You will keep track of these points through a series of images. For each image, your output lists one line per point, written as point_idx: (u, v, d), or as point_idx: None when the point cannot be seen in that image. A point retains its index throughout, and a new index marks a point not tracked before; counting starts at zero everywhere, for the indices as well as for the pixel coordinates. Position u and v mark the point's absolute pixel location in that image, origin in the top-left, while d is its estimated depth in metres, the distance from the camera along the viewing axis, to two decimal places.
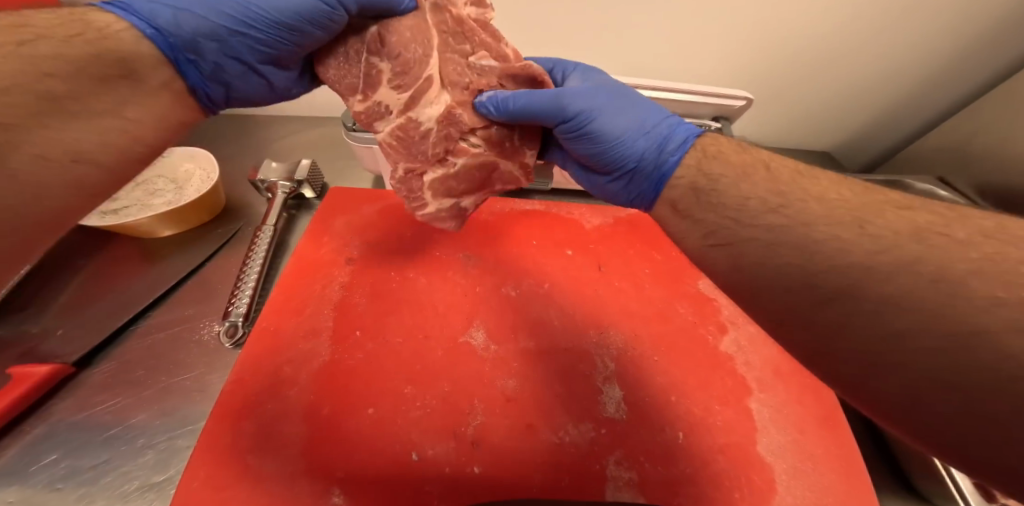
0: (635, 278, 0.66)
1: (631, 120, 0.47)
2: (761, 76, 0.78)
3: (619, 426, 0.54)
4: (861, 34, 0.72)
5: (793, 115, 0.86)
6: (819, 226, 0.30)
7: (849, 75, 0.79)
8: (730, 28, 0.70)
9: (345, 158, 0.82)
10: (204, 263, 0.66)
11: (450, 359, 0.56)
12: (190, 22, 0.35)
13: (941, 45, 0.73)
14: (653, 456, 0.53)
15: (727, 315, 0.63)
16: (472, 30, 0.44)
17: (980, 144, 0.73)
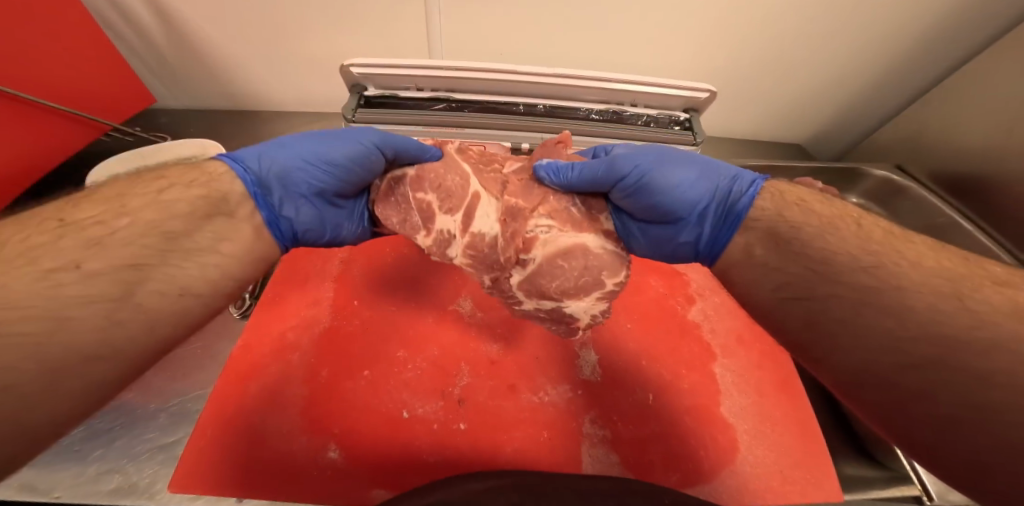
0: None
1: (685, 173, 0.50)
2: (734, 72, 0.83)
3: (593, 387, 0.59)
4: (825, 39, 0.76)
5: (767, 108, 0.91)
6: (880, 271, 0.34)
7: (817, 75, 0.83)
8: (702, 26, 0.75)
9: None
10: None
11: (439, 325, 0.61)
12: (268, 164, 0.44)
13: (905, 50, 0.77)
14: (625, 413, 0.57)
15: (696, 288, 0.68)
16: (493, 158, 0.58)
17: (930, 136, 0.79)
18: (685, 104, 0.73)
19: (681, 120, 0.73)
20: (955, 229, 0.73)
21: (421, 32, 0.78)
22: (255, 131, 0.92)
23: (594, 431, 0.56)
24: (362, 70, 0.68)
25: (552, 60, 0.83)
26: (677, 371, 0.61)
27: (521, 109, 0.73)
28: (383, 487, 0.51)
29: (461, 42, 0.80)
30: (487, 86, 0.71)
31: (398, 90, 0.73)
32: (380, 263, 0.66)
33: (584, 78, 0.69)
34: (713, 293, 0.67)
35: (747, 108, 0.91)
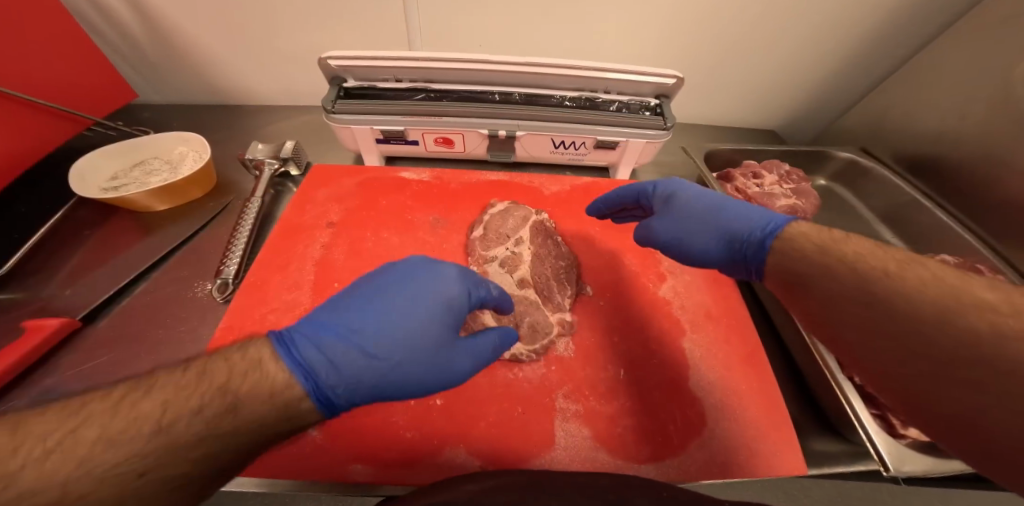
0: (586, 237, 0.73)
1: (708, 234, 0.55)
2: (709, 59, 0.85)
3: (566, 362, 0.61)
4: (795, 28, 0.78)
5: (743, 96, 0.93)
6: (907, 289, 0.35)
7: (792, 63, 0.85)
8: (675, 14, 0.77)
9: (326, 138, 0.89)
10: (196, 233, 0.72)
11: None
12: (344, 395, 0.43)
13: (873, 40, 0.79)
14: (597, 388, 0.59)
15: (666, 266, 0.70)
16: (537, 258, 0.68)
17: (892, 119, 0.82)
18: (656, 90, 0.75)
19: (652, 106, 0.75)
20: (918, 207, 0.76)
21: (400, 21, 0.80)
22: (238, 123, 0.93)
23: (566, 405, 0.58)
24: (339, 62, 0.69)
25: (530, 49, 0.85)
26: (649, 346, 0.63)
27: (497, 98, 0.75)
28: (361, 462, 0.52)
29: (440, 32, 0.82)
30: (464, 74, 0.72)
31: (377, 82, 0.74)
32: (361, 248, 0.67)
33: (558, 65, 0.71)
34: (684, 272, 0.70)
35: (723, 95, 0.93)
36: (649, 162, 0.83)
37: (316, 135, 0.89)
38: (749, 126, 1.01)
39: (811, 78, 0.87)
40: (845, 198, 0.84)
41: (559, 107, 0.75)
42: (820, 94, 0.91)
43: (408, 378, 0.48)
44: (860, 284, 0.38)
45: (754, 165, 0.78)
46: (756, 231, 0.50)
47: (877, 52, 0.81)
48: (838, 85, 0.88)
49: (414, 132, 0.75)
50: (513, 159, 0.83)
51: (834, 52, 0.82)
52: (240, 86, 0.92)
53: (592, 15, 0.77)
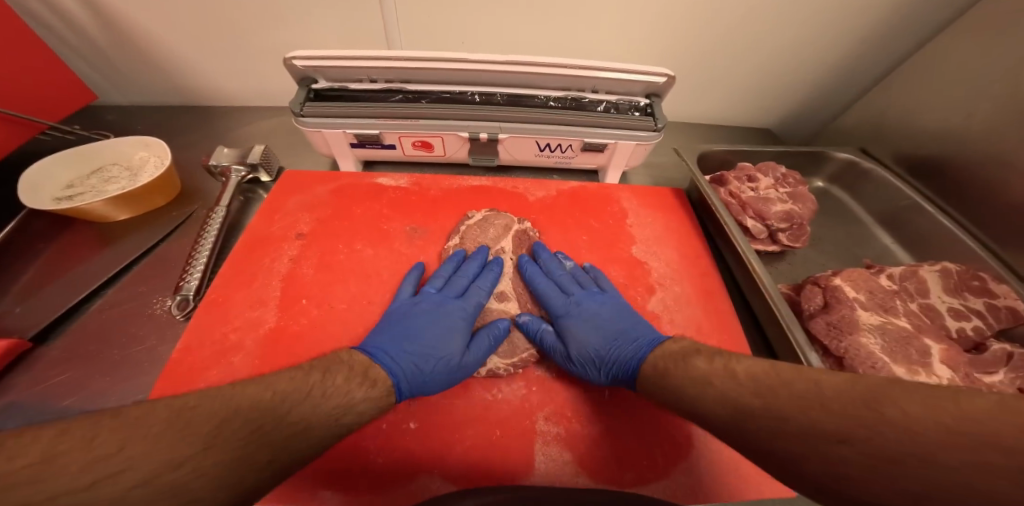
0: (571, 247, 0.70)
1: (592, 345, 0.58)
2: (702, 55, 0.81)
3: (547, 382, 0.58)
4: (791, 20, 0.74)
5: (737, 94, 0.89)
6: (826, 393, 0.33)
7: (788, 58, 0.81)
8: (666, 9, 0.73)
9: (302, 142, 0.85)
10: (159, 244, 0.69)
11: None
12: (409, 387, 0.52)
13: (873, 34, 0.75)
14: (581, 408, 0.57)
15: (656, 277, 0.66)
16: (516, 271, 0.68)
17: (892, 117, 0.78)
18: (646, 89, 0.71)
19: (641, 105, 0.71)
20: (918, 211, 0.72)
21: (375, 19, 0.75)
22: (209, 125, 0.88)
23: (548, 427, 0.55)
24: (305, 62, 0.65)
25: (514, 47, 0.81)
26: (632, 367, 0.62)
27: (478, 99, 0.71)
28: (331, 488, 0.49)
29: (418, 30, 0.77)
30: (442, 74, 0.68)
31: (349, 82, 0.70)
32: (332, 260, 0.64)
33: (541, 63, 0.67)
34: (673, 283, 0.65)
35: (716, 93, 0.89)
36: (639, 164, 0.79)
37: (291, 140, 0.85)
38: (743, 125, 0.97)
39: (807, 74, 0.84)
40: (843, 201, 0.80)
41: (542, 109, 0.71)
42: (817, 91, 0.87)
43: (445, 370, 0.55)
44: (771, 404, 0.36)
45: (748, 168, 0.74)
46: (622, 371, 0.54)
47: (878, 47, 0.77)
48: (837, 82, 0.84)
49: (390, 135, 0.71)
50: (496, 163, 0.79)
51: (833, 47, 0.78)
52: (210, 86, 0.87)
53: (578, 9, 0.73)
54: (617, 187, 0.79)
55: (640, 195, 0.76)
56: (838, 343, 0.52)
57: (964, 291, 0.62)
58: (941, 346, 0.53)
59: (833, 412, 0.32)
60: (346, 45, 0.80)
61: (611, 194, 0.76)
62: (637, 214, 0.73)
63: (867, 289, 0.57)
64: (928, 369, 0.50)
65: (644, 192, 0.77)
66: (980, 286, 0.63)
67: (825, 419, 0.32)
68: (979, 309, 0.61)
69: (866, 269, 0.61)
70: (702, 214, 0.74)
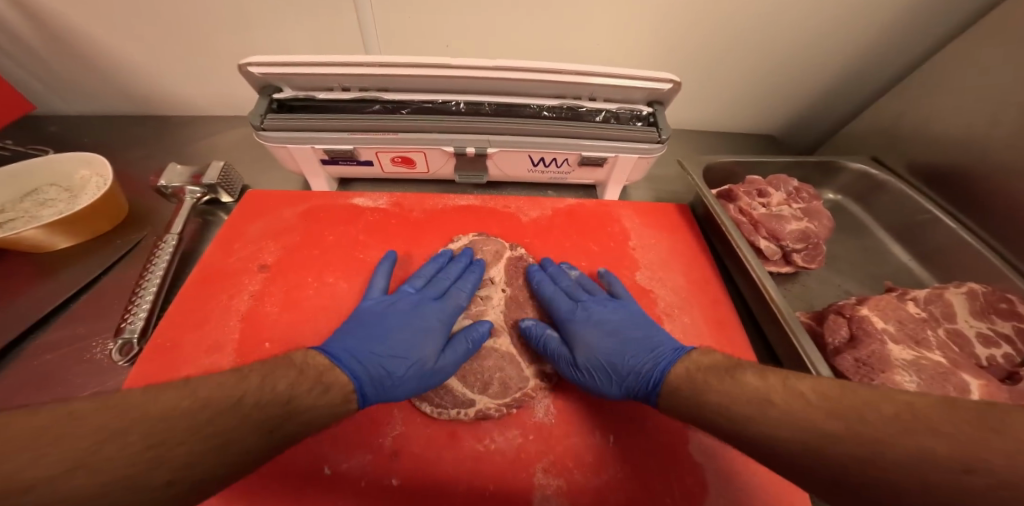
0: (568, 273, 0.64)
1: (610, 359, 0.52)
2: (705, 57, 0.75)
3: (547, 428, 0.51)
4: (801, 20, 0.69)
5: (740, 99, 0.84)
6: (855, 404, 0.31)
7: (796, 61, 0.76)
8: (668, 9, 0.67)
9: (270, 158, 0.77)
10: (101, 277, 0.60)
11: None
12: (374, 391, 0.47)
13: (886, 36, 0.70)
14: (586, 457, 0.50)
15: (663, 307, 0.60)
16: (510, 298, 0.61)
17: (906, 124, 0.74)
18: (648, 97, 0.65)
19: (644, 114, 0.65)
20: (936, 225, 0.68)
21: (349, 22, 0.67)
22: (165, 137, 0.80)
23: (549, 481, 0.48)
24: (263, 69, 0.57)
25: (503, 52, 0.74)
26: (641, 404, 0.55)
27: (463, 110, 0.65)
28: None
29: (397, 35, 0.70)
30: (423, 82, 0.61)
31: (317, 91, 0.62)
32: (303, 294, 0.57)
33: (533, 69, 0.60)
34: (682, 312, 0.59)
35: (718, 98, 0.84)
36: (640, 178, 0.73)
37: (258, 156, 0.77)
38: (745, 133, 0.92)
39: (815, 78, 0.79)
40: (855, 215, 0.76)
41: (535, 119, 0.64)
42: (825, 95, 0.82)
43: (416, 374, 0.50)
44: (796, 409, 0.34)
45: (758, 181, 0.68)
46: (640, 385, 0.49)
47: (891, 49, 0.72)
48: (845, 87, 0.80)
49: (365, 151, 0.64)
50: (485, 179, 0.72)
51: (842, 48, 0.73)
52: (167, 95, 0.79)
53: (573, 10, 0.67)
54: (617, 203, 0.73)
55: (642, 212, 0.70)
56: (869, 381, 0.46)
57: (991, 315, 0.57)
58: (981, 383, 0.47)
59: (861, 438, 0.29)
60: (317, 50, 0.72)
61: (611, 211, 0.70)
62: (640, 233, 0.68)
63: (896, 318, 0.52)
64: None
65: (647, 209, 0.71)
66: (1010, 309, 0.58)
67: (860, 441, 0.29)
68: (1009, 334, 0.56)
69: (892, 295, 0.57)
70: (710, 232, 0.68)
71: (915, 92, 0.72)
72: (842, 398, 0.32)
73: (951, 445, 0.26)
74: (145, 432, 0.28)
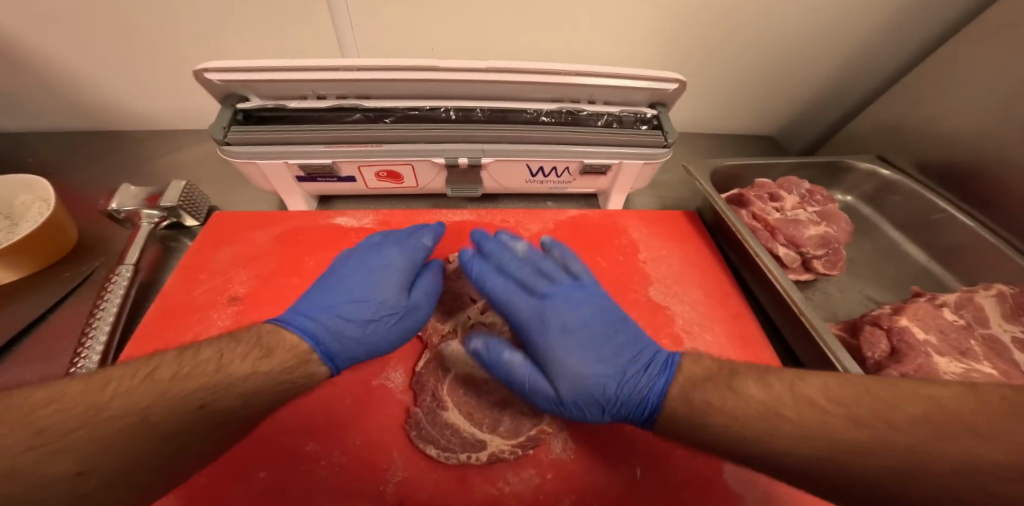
0: None
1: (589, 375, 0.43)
2: (705, 55, 0.72)
3: (566, 466, 0.46)
4: (805, 16, 0.66)
5: (741, 98, 0.81)
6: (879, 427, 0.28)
7: (797, 59, 0.73)
8: (666, 7, 0.64)
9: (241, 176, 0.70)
10: (43, 316, 0.51)
11: (360, 405, 0.47)
12: (343, 350, 0.44)
13: (888, 32, 0.68)
14: (614, 498, 0.44)
15: (682, 324, 0.55)
16: None
17: (910, 121, 0.72)
18: (652, 98, 0.61)
19: (647, 117, 0.61)
20: (951, 225, 0.66)
21: (324, 24, 0.62)
22: (121, 155, 0.72)
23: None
24: (221, 76, 0.51)
25: (492, 55, 0.69)
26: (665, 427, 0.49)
27: (454, 117, 0.59)
28: None
29: (377, 38, 0.64)
30: (408, 87, 0.56)
31: (287, 100, 0.56)
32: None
33: (530, 71, 0.55)
34: (704, 329, 0.55)
35: (719, 98, 0.81)
36: (644, 186, 0.69)
37: (226, 174, 0.70)
38: (744, 134, 0.89)
39: (816, 76, 0.76)
40: (866, 216, 0.74)
41: (533, 125, 0.59)
42: (826, 94, 0.80)
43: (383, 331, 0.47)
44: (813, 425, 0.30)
45: (770, 185, 0.65)
46: (634, 410, 0.41)
47: (893, 45, 0.70)
48: (846, 84, 0.77)
49: (346, 165, 0.58)
50: (480, 192, 0.67)
51: (848, 43, 0.70)
52: (121, 107, 0.71)
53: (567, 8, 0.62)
54: (622, 213, 0.69)
55: (649, 222, 0.66)
56: None
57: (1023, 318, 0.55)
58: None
59: (846, 459, 0.28)
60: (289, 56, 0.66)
61: (617, 222, 0.66)
62: (650, 244, 0.63)
63: (937, 328, 0.49)
64: None
65: (654, 218, 0.67)
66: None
67: (887, 450, 0.27)
68: None
69: (925, 301, 0.53)
70: (723, 241, 0.64)
71: (916, 89, 0.71)
72: (858, 404, 0.30)
73: (1005, 448, 0.24)
74: (116, 429, 0.28)
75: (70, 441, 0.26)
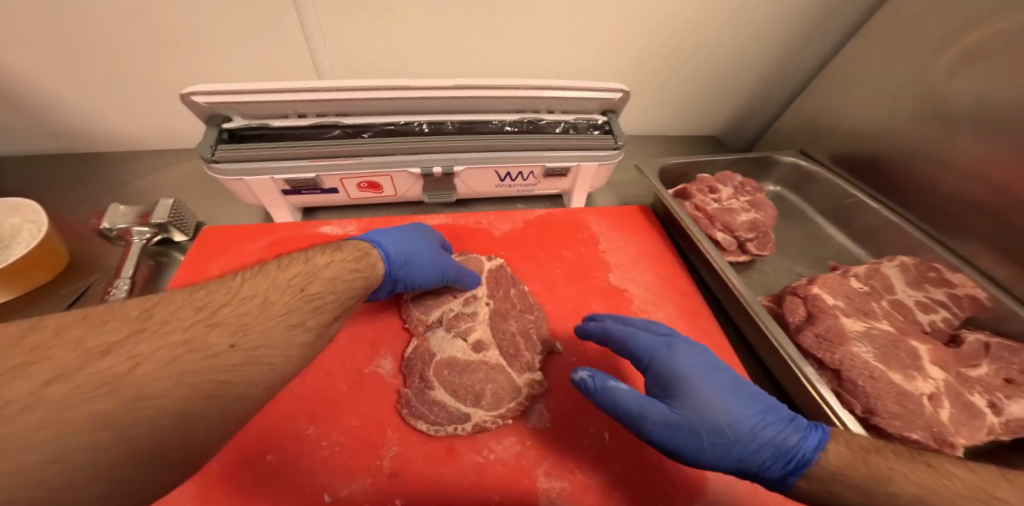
0: (546, 280, 0.65)
1: (729, 420, 0.43)
2: (648, 66, 0.81)
3: (543, 433, 0.52)
4: (729, 31, 0.76)
5: (686, 103, 0.90)
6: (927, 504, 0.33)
7: (728, 68, 0.83)
8: (610, 26, 0.72)
9: (225, 192, 0.74)
10: None
11: (356, 391, 0.52)
12: (397, 257, 0.52)
13: (800, 43, 0.80)
14: (585, 457, 0.51)
15: (638, 304, 0.63)
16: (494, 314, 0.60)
17: (824, 119, 0.83)
18: (602, 106, 0.69)
19: (599, 122, 0.69)
20: (863, 208, 0.76)
21: (300, 48, 0.67)
22: (101, 177, 0.74)
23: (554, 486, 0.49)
24: (208, 99, 0.55)
25: (456, 70, 0.76)
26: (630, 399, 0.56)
27: (426, 130, 0.66)
28: None
29: (349, 58, 0.70)
30: (383, 104, 0.62)
31: (271, 120, 0.61)
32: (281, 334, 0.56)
33: (493, 86, 0.63)
34: (658, 306, 0.63)
35: (665, 104, 0.90)
36: (602, 185, 0.77)
37: (209, 190, 0.74)
38: (691, 135, 0.99)
39: (746, 82, 0.87)
40: (795, 203, 0.84)
41: (498, 134, 0.66)
42: (757, 97, 0.90)
43: (428, 262, 0.55)
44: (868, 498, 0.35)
45: (708, 180, 0.74)
46: (779, 464, 0.41)
47: (805, 53, 0.82)
48: (772, 88, 0.88)
49: (329, 178, 0.63)
50: (454, 197, 0.73)
51: (770, 53, 0.81)
52: (100, 129, 0.74)
53: (522, 27, 0.70)
54: (584, 210, 0.77)
55: (608, 217, 0.74)
56: (831, 355, 0.51)
57: (924, 284, 0.64)
58: (927, 346, 0.53)
59: None
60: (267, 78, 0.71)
61: (579, 218, 0.74)
62: (609, 237, 0.71)
63: (844, 294, 0.58)
64: (922, 371, 0.51)
65: (612, 213, 0.75)
66: (939, 277, 0.65)
67: None
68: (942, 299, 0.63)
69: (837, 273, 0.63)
70: (672, 230, 0.73)
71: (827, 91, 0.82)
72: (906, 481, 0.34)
73: None
74: (168, 340, 0.30)
75: (132, 347, 0.28)
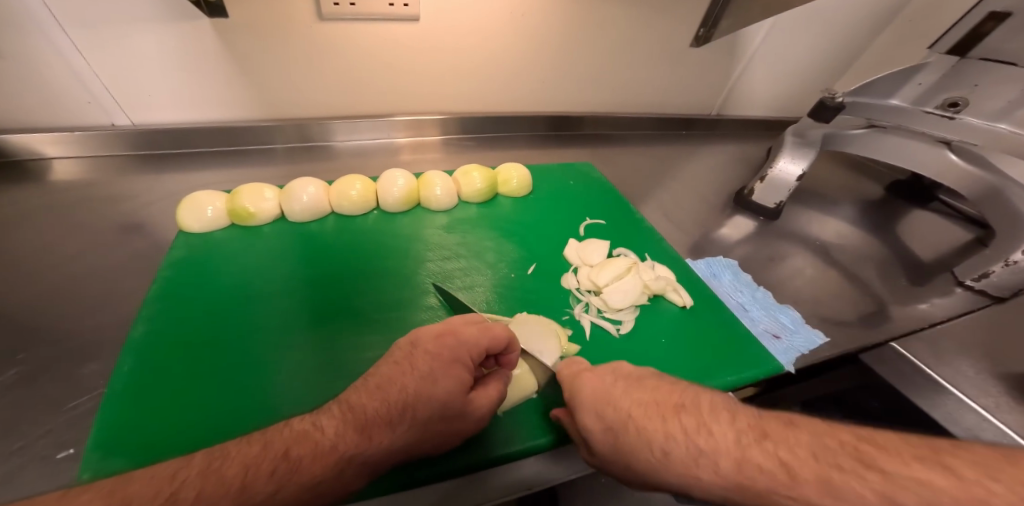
0: (300, 216, 0.68)
1: None
2: (478, 61, 0.94)
3: (118, 438, 0.42)
4: (578, 4, 0.90)
5: (560, 58, 1.00)
6: None
7: (603, 18, 0.94)
8: (473, 7, 0.84)
9: (14, 114, 0.74)
10: None
11: (18, 340, 0.52)
12: None
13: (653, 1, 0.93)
14: (282, 465, 0.31)
15: (352, 272, 0.62)
16: (650, 273, 0.67)
17: (649, 71, 1.09)
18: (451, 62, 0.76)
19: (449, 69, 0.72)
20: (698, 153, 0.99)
21: (162, 81, 0.78)
22: None
23: (200, 478, 0.29)
24: None
25: (308, 107, 0.91)
26: (334, 400, 0.38)
27: None
28: None
29: (207, 95, 0.82)
30: None
31: None
32: (67, 296, 0.59)
33: None
34: (458, 358, 0.41)
35: (498, 93, 1.03)
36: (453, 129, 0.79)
37: (40, 189, 0.76)
38: (578, 72, 1.05)
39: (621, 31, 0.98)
40: (650, 102, 1.18)
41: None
42: (635, 34, 1.00)
43: None
44: None
45: (575, 245, 0.72)
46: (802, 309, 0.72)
47: (653, 11, 0.96)
48: (645, 30, 0.99)
49: None
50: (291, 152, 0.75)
51: (637, 8, 0.94)
52: None
53: (361, 48, 0.84)
54: (367, 178, 0.72)
55: (393, 183, 0.71)
56: (577, 291, 0.65)
57: (629, 277, 0.65)
58: (614, 313, 0.62)
59: None
60: (126, 107, 0.80)
61: (380, 185, 0.72)
62: (367, 193, 0.70)
63: (584, 273, 0.67)
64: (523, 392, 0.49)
65: (404, 185, 0.72)
66: (634, 275, 0.65)
67: None
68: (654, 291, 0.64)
69: (587, 267, 0.68)
70: (466, 216, 0.75)
71: (652, 54, 1.05)
72: None
73: None
74: None
75: None
